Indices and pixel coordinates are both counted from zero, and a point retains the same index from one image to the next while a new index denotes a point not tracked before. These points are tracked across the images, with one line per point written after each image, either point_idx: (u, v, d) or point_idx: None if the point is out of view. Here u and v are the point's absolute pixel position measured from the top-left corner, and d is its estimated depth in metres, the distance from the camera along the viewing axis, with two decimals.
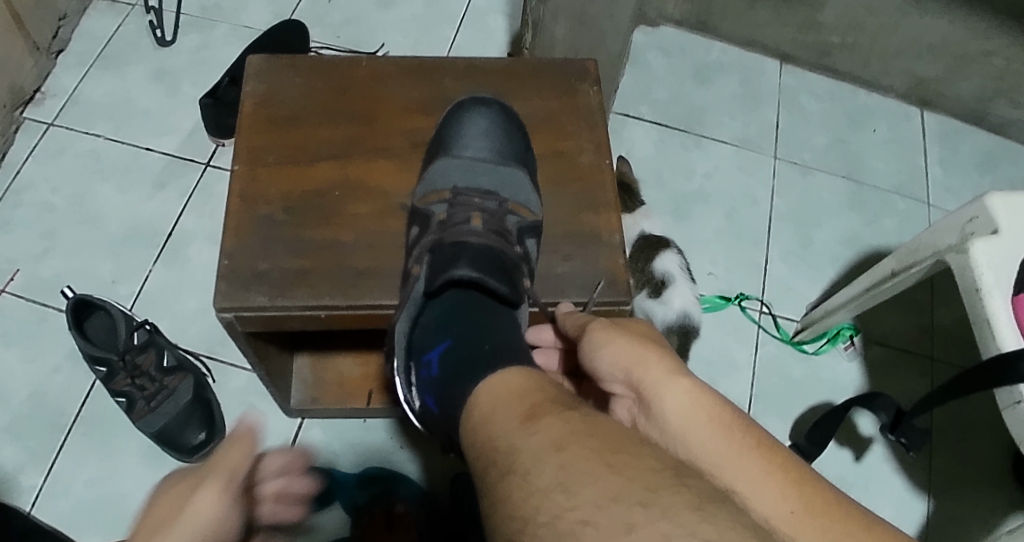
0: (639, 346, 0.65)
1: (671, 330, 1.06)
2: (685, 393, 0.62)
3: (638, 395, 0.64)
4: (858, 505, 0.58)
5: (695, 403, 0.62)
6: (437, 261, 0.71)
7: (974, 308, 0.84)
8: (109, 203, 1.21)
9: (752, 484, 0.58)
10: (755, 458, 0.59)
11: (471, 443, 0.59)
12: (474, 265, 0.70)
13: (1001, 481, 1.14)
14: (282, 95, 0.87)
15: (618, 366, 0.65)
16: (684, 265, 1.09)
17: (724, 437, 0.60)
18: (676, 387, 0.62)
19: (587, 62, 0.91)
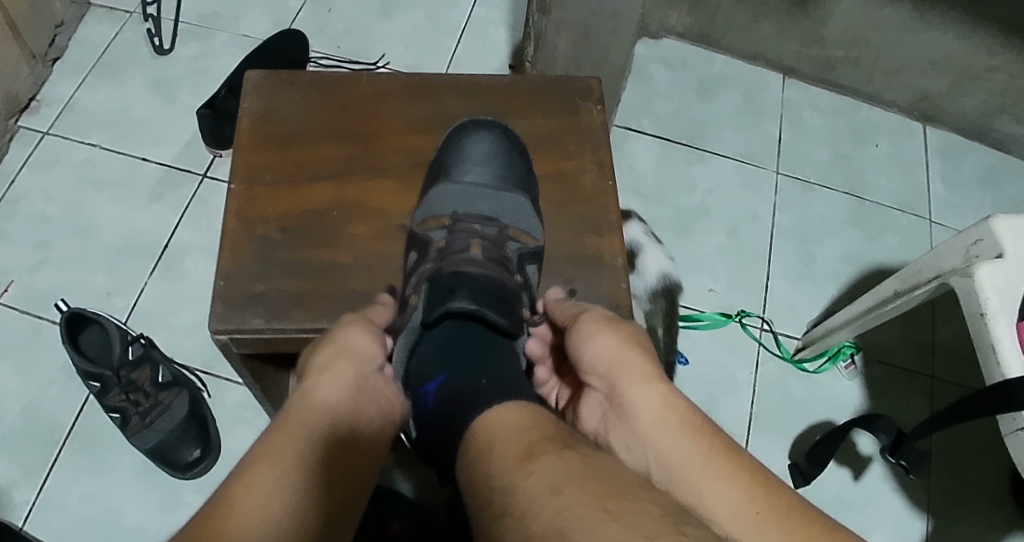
0: (621, 340, 0.65)
1: (656, 293, 1.21)
2: (658, 394, 0.63)
3: (614, 392, 0.64)
4: (820, 511, 0.59)
5: (665, 402, 0.62)
6: (436, 292, 0.71)
7: (977, 332, 0.83)
8: (105, 214, 1.20)
9: (721, 485, 0.59)
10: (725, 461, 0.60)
11: (466, 480, 0.58)
12: (472, 298, 0.70)
13: (999, 501, 1.13)
14: (281, 112, 0.86)
15: (600, 359, 0.65)
16: (650, 232, 1.26)
17: (694, 439, 0.61)
18: (650, 388, 0.63)
19: (591, 80, 0.90)
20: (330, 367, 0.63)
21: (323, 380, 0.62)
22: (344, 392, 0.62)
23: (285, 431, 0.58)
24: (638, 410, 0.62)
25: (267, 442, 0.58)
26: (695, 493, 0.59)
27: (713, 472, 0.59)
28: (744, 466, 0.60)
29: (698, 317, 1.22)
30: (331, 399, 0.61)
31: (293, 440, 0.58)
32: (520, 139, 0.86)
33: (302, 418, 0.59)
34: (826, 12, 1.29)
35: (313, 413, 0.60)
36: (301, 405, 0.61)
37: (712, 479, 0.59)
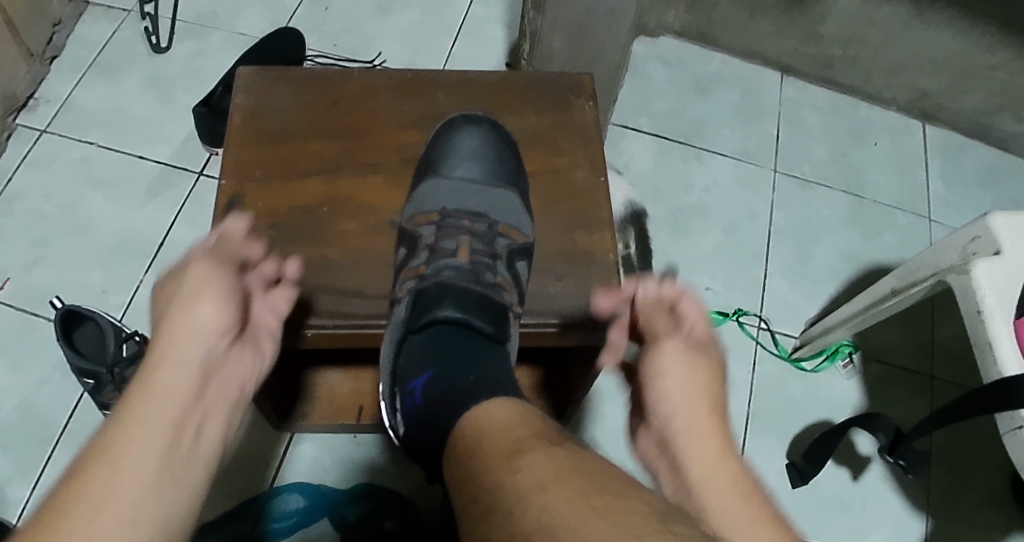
0: (691, 381, 0.65)
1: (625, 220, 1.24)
2: (724, 443, 0.62)
3: (674, 436, 0.64)
4: None
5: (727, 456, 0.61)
6: (421, 295, 0.71)
7: (974, 330, 0.82)
8: (101, 212, 1.20)
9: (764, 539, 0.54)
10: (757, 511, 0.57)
11: (454, 476, 0.58)
12: (459, 305, 0.70)
13: (1000, 501, 1.12)
14: (271, 109, 0.86)
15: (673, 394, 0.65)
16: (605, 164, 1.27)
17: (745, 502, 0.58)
18: (719, 427, 0.64)
19: (583, 76, 0.90)
20: (187, 301, 0.63)
21: (184, 315, 0.62)
22: (210, 331, 0.63)
23: (146, 372, 0.59)
24: (692, 459, 0.62)
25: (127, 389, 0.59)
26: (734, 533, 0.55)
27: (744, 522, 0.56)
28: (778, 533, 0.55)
29: None
30: (190, 340, 0.62)
31: (156, 386, 0.58)
32: (510, 135, 0.86)
33: (160, 360, 0.60)
34: (824, 10, 1.28)
35: (176, 352, 0.60)
36: (162, 349, 0.61)
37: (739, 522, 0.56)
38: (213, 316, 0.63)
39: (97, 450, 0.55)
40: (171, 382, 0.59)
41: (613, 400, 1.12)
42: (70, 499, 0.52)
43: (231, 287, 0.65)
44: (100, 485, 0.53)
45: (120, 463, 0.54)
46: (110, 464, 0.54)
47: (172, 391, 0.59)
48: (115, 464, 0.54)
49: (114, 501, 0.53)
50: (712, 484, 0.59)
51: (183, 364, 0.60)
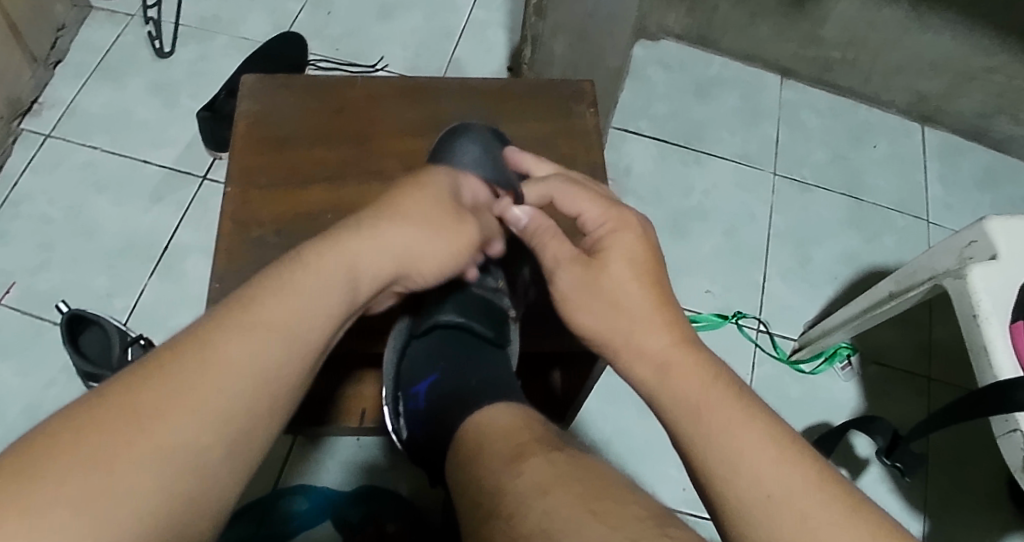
0: (606, 294, 0.65)
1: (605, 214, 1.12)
2: (670, 339, 0.61)
3: (623, 341, 0.63)
4: (862, 506, 0.52)
5: (682, 358, 0.60)
6: (422, 302, 0.74)
7: (970, 334, 0.83)
8: (106, 216, 1.21)
9: (736, 440, 0.55)
10: (741, 410, 0.56)
11: (456, 478, 0.59)
12: (460, 310, 0.74)
13: (996, 503, 1.13)
14: (276, 116, 0.87)
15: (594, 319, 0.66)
16: None
17: (716, 400, 0.57)
18: (653, 331, 0.62)
19: (584, 83, 0.91)
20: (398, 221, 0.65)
21: (390, 230, 0.64)
22: (402, 258, 0.65)
23: (327, 256, 0.61)
24: (646, 372, 0.61)
25: (300, 261, 0.60)
26: (717, 443, 0.55)
27: (729, 434, 0.55)
28: (772, 429, 0.55)
29: (695, 318, 1.22)
30: (373, 261, 0.63)
31: (329, 280, 0.60)
32: (512, 141, 0.87)
33: (350, 257, 0.61)
34: (823, 13, 1.29)
35: (360, 260, 0.62)
36: (356, 242, 0.62)
37: (722, 433, 0.55)
38: (410, 247, 0.65)
39: (242, 313, 0.56)
40: (340, 286, 0.60)
41: (614, 402, 1.13)
42: (201, 349, 0.53)
43: (443, 239, 0.67)
44: (234, 351, 0.53)
45: (261, 337, 0.55)
46: (250, 334, 0.55)
47: (333, 294, 0.59)
48: (278, 329, 0.56)
49: (240, 370, 0.53)
50: (675, 399, 0.58)
51: (357, 281, 0.62)
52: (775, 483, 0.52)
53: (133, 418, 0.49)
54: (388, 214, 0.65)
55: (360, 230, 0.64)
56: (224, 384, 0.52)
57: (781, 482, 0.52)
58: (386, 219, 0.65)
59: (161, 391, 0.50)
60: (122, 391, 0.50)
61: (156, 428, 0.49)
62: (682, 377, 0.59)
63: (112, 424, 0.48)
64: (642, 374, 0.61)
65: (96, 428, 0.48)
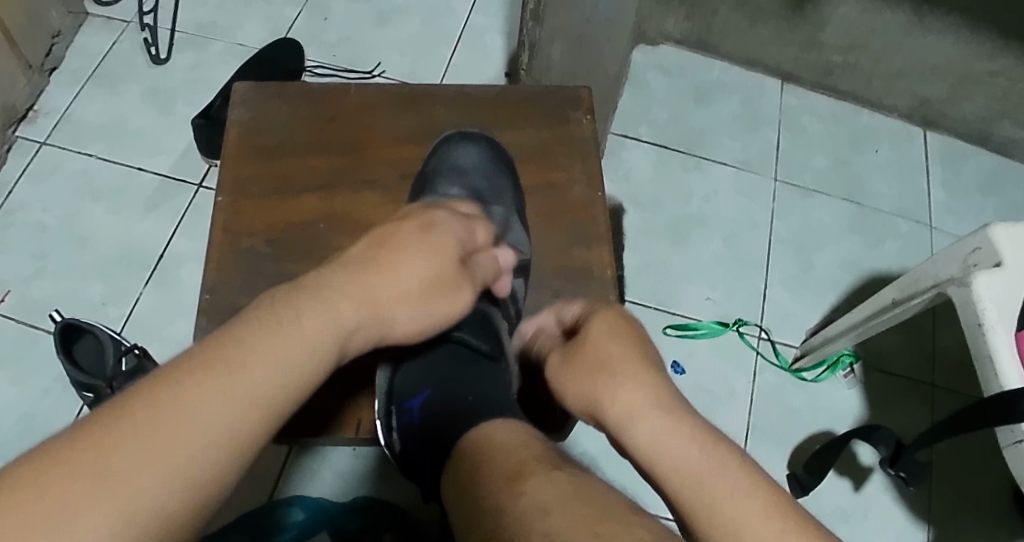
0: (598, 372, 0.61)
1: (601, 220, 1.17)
2: (645, 398, 0.57)
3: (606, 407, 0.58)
4: None
5: (671, 424, 0.55)
6: None
7: (975, 342, 0.81)
8: (101, 223, 1.20)
9: (733, 510, 0.50)
10: (737, 482, 0.51)
11: (453, 494, 0.58)
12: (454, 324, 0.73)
13: (1001, 512, 1.11)
14: (268, 124, 0.86)
15: (584, 380, 0.61)
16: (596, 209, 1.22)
17: (709, 468, 0.52)
18: (634, 388, 0.58)
19: (582, 89, 0.90)
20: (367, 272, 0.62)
21: (370, 284, 0.61)
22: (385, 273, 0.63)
23: (309, 314, 0.56)
24: (639, 436, 0.55)
25: (275, 310, 0.56)
26: (716, 509, 0.50)
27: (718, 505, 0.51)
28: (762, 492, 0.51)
29: (695, 326, 1.21)
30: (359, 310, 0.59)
31: (304, 318, 0.56)
32: (508, 150, 0.87)
33: (330, 315, 0.57)
34: (824, 17, 1.28)
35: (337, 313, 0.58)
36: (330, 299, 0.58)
37: (717, 501, 0.51)
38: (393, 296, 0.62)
39: (205, 354, 0.52)
40: (328, 345, 0.56)
41: None
42: (165, 398, 0.49)
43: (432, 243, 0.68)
44: (200, 400, 0.50)
45: (228, 383, 0.51)
46: (226, 364, 0.52)
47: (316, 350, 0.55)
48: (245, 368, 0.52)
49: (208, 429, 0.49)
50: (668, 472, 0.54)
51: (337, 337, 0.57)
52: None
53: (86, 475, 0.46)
54: (373, 276, 0.62)
55: (341, 291, 0.59)
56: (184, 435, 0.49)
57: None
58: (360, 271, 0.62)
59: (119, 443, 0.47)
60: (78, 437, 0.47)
61: (105, 477, 0.46)
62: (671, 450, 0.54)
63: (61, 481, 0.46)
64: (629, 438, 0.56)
65: (48, 483, 0.45)
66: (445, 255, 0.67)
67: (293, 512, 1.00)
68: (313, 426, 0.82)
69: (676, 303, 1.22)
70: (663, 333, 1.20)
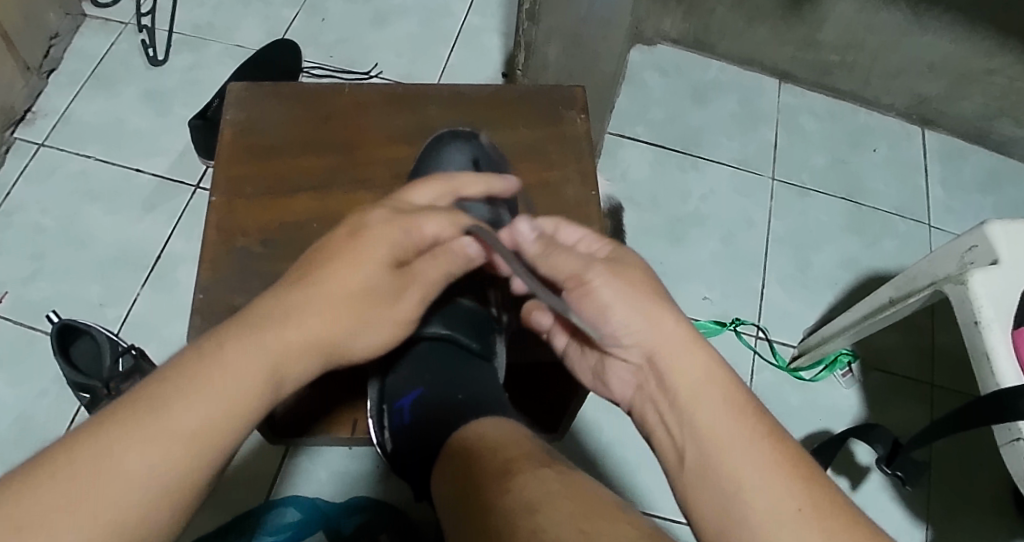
0: (654, 304, 0.63)
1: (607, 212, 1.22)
2: (688, 341, 0.62)
3: (652, 351, 0.62)
4: (867, 520, 0.55)
5: (711, 365, 0.61)
6: None
7: (972, 340, 0.81)
8: (98, 225, 1.20)
9: (761, 468, 0.56)
10: (761, 428, 0.58)
11: (443, 491, 0.58)
12: (445, 322, 0.73)
13: (1000, 511, 1.11)
14: (262, 124, 0.87)
15: (615, 304, 0.63)
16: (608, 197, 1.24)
17: (738, 419, 0.58)
18: (680, 323, 0.63)
19: (575, 89, 0.91)
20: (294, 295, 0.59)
21: (294, 316, 0.58)
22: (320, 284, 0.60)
23: (233, 343, 0.55)
24: (681, 375, 0.61)
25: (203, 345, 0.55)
26: (742, 458, 0.56)
27: (739, 452, 0.57)
28: (784, 448, 0.57)
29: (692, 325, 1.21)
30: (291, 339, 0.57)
31: (234, 343, 0.55)
32: (499, 150, 0.87)
33: (257, 346, 0.55)
34: (821, 16, 1.27)
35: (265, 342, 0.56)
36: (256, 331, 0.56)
37: (748, 450, 0.57)
38: (323, 322, 0.59)
39: (143, 389, 0.52)
40: (262, 375, 0.55)
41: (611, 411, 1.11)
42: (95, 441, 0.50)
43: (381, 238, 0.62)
44: (136, 446, 0.50)
45: (160, 428, 0.51)
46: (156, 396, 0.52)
47: (249, 379, 0.54)
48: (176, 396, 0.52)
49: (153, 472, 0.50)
50: (704, 409, 0.59)
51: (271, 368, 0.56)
52: (796, 505, 0.54)
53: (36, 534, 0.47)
54: (299, 303, 0.58)
55: (271, 319, 0.57)
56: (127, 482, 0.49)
57: (805, 505, 0.54)
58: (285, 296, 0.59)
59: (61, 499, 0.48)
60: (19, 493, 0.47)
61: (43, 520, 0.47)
62: (708, 390, 0.60)
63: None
64: (672, 373, 0.61)
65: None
66: (389, 254, 0.62)
67: (288, 509, 1.01)
68: (308, 426, 0.82)
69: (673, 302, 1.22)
70: None
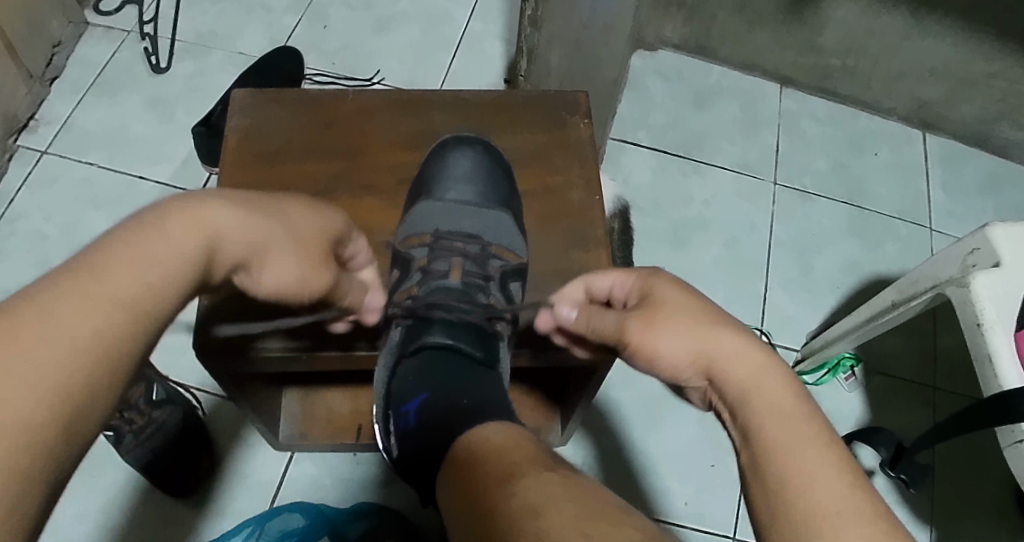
0: (697, 324, 0.61)
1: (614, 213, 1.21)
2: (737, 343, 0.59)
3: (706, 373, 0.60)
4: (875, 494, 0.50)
5: (749, 350, 0.59)
6: (412, 324, 0.72)
7: (975, 344, 0.81)
8: (102, 232, 1.21)
9: (787, 446, 0.52)
10: (790, 404, 0.55)
11: (449, 498, 0.58)
12: (448, 331, 0.71)
13: (1003, 513, 1.11)
14: (266, 131, 0.87)
15: (675, 340, 0.62)
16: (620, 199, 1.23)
17: (773, 405, 0.55)
18: (727, 334, 0.60)
19: (579, 94, 0.91)
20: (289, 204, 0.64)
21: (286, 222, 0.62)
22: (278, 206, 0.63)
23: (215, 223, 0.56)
24: (730, 373, 0.58)
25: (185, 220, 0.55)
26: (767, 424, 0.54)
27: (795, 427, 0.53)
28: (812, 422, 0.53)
29: None
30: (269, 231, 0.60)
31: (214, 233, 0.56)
32: (503, 155, 0.88)
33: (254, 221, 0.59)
34: (821, 20, 1.28)
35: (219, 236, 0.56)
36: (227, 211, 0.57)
37: (783, 418, 0.54)
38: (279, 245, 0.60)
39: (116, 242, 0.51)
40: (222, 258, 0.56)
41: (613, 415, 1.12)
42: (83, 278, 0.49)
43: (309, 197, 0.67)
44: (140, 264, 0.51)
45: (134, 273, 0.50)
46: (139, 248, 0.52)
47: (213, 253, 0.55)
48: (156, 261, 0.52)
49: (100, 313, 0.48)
50: (756, 407, 0.55)
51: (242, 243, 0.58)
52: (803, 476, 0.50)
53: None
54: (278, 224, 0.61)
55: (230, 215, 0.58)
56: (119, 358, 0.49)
57: (829, 477, 0.50)
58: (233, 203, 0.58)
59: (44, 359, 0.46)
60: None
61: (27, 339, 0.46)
62: (766, 392, 0.56)
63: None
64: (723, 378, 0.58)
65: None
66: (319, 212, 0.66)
67: (294, 514, 1.01)
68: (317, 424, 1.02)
69: None
70: None
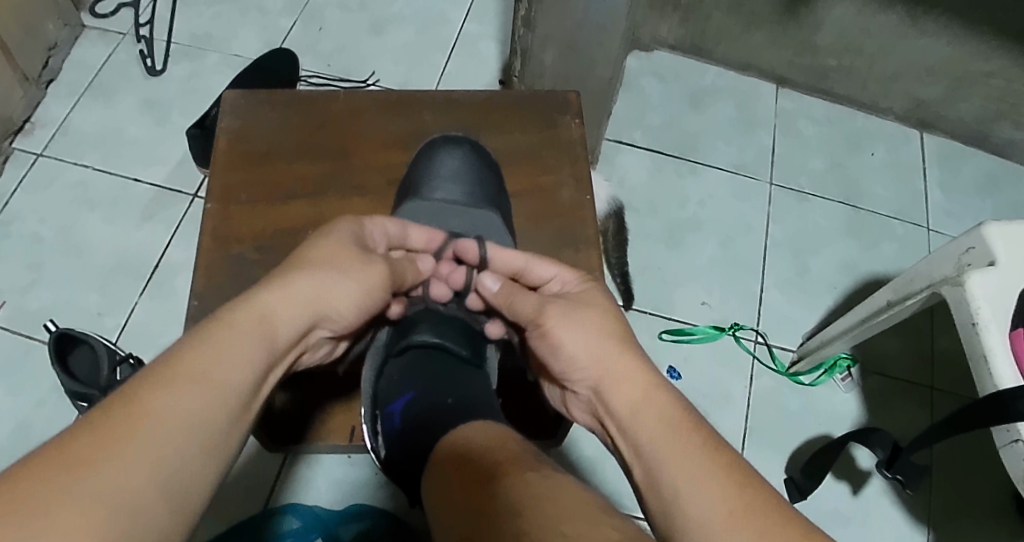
0: (597, 330, 0.66)
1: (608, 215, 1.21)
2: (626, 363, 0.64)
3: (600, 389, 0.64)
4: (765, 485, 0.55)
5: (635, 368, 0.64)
6: (398, 329, 0.74)
7: (970, 343, 0.80)
8: (98, 234, 1.21)
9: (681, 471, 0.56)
10: (681, 430, 0.59)
11: (433, 501, 0.58)
12: (435, 330, 0.72)
13: (1000, 513, 1.10)
14: (256, 131, 0.87)
15: (577, 349, 0.66)
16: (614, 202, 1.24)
17: (671, 435, 0.59)
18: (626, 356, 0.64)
19: (570, 94, 0.91)
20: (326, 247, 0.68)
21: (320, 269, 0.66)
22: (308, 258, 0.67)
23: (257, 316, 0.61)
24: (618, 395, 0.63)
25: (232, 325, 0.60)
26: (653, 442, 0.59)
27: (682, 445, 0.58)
28: (699, 438, 0.58)
29: (690, 330, 1.20)
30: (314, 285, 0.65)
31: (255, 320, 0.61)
32: (492, 155, 0.88)
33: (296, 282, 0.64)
34: (817, 19, 1.27)
35: (278, 322, 0.63)
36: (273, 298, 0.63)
37: (668, 437, 0.59)
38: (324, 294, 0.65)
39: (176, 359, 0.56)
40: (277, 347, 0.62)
41: None
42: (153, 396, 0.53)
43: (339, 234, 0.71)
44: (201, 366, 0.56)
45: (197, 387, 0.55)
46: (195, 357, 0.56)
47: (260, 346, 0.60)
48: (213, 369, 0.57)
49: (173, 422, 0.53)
50: (645, 424, 0.60)
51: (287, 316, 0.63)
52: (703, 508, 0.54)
53: (101, 502, 0.48)
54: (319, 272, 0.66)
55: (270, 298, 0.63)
56: (206, 440, 0.54)
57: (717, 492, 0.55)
58: (277, 289, 0.63)
59: (148, 455, 0.51)
60: (63, 458, 0.49)
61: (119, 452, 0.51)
62: (652, 408, 0.61)
63: (71, 513, 0.47)
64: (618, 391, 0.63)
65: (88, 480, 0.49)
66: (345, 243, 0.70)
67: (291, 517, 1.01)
68: None
69: (672, 308, 1.22)
70: (659, 338, 1.20)
